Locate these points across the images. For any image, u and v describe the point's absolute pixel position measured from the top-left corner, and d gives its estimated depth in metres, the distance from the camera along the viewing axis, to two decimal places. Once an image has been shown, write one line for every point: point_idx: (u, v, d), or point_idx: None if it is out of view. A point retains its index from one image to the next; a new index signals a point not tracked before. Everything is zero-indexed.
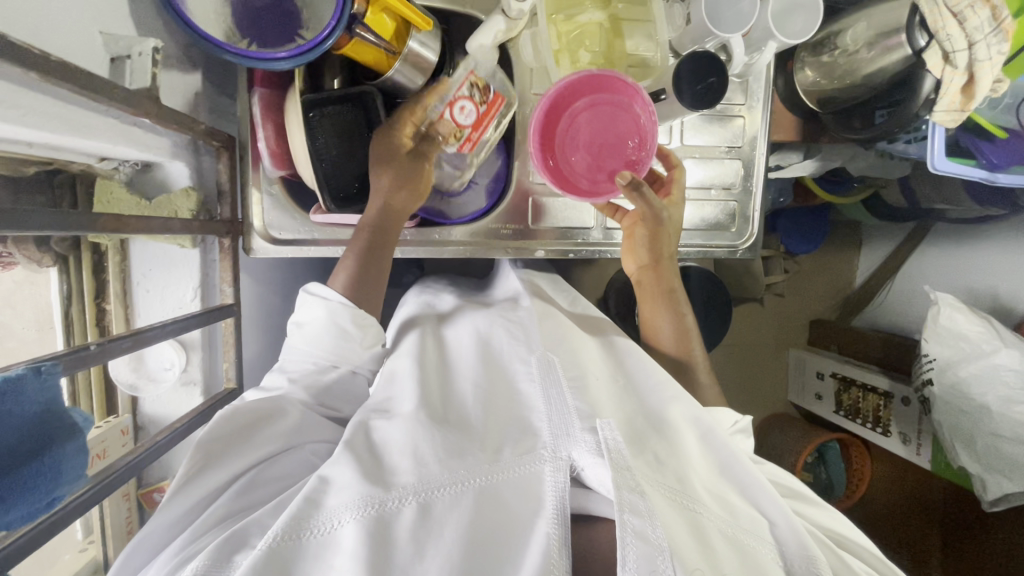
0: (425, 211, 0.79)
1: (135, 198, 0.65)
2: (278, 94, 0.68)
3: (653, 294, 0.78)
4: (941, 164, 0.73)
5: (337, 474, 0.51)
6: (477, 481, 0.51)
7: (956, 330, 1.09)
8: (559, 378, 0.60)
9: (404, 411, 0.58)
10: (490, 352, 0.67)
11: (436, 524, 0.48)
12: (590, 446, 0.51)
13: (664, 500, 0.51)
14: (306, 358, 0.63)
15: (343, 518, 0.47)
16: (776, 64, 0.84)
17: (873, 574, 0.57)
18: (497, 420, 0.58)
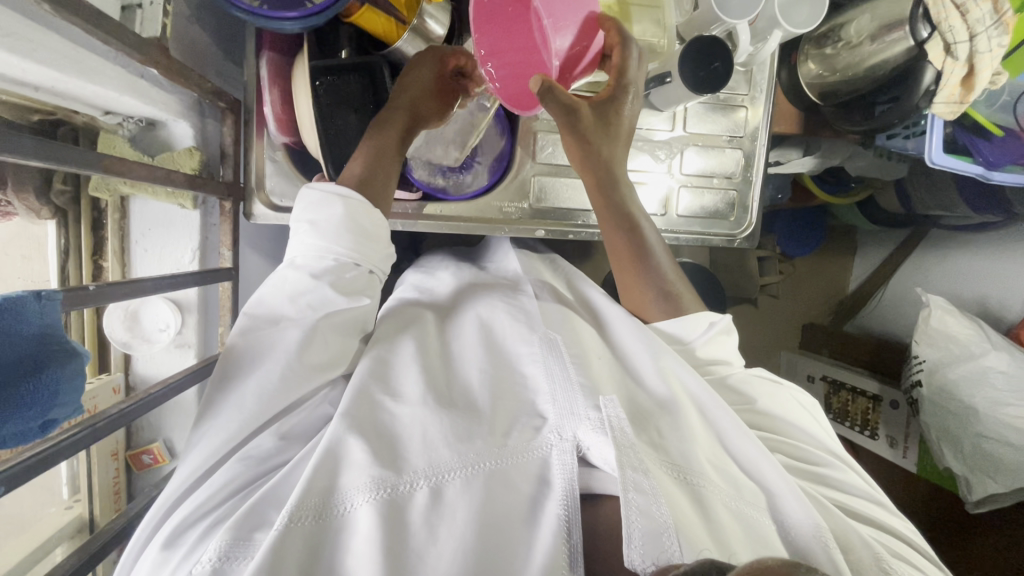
0: (426, 186, 0.78)
1: (137, 155, 0.65)
2: (286, 60, 0.68)
3: (614, 233, 0.70)
4: (939, 159, 0.74)
5: (347, 452, 0.49)
6: (486, 464, 0.50)
7: (948, 333, 1.12)
8: (564, 357, 0.59)
9: (411, 389, 0.56)
10: (493, 330, 0.66)
11: (448, 509, 0.48)
12: (595, 424, 0.51)
13: (668, 478, 0.52)
14: (324, 253, 0.56)
15: (356, 501, 0.47)
16: (780, 56, 0.85)
17: (882, 539, 0.60)
18: (505, 401, 0.57)
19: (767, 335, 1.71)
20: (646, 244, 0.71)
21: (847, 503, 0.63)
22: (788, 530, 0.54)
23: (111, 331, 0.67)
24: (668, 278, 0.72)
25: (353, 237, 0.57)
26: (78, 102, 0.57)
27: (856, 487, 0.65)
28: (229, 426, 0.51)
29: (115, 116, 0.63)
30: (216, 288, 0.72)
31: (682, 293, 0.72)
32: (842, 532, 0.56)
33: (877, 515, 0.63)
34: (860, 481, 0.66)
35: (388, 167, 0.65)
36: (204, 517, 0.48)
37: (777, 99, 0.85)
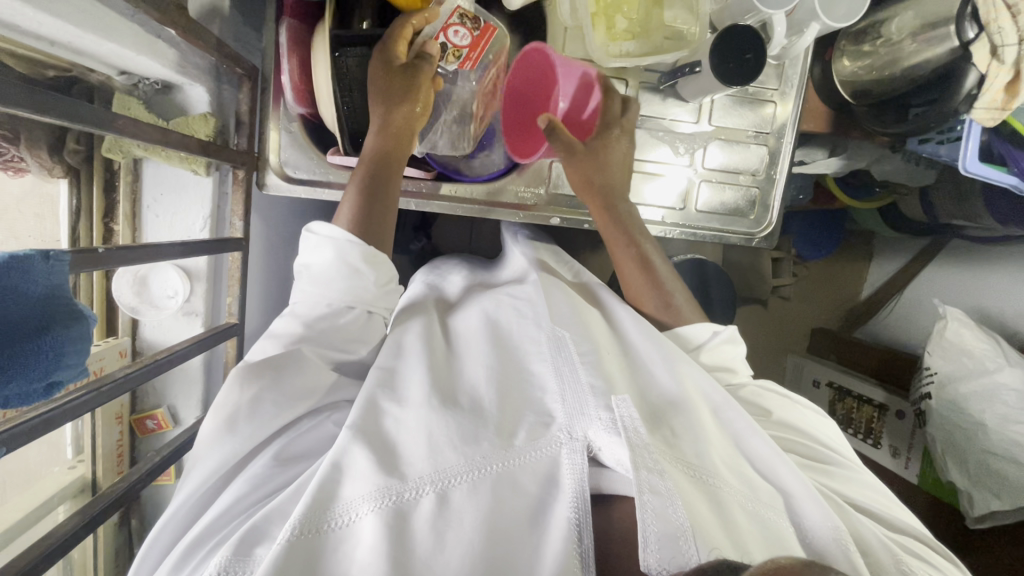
0: (442, 166, 0.79)
1: (152, 118, 0.64)
2: (306, 27, 0.66)
3: (618, 247, 0.74)
4: (972, 167, 0.70)
5: (351, 461, 0.49)
6: (493, 468, 0.49)
7: (961, 347, 1.10)
8: (570, 355, 0.58)
9: (415, 395, 0.55)
10: (500, 326, 0.64)
11: (456, 514, 0.47)
12: (607, 424, 0.50)
13: (683, 477, 0.51)
14: (318, 300, 0.57)
15: (361, 511, 0.46)
16: (813, 52, 0.82)
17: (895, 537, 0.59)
18: (511, 403, 0.55)
19: (775, 338, 1.69)
20: (649, 258, 0.74)
21: (870, 504, 0.61)
22: (806, 531, 0.54)
23: (119, 295, 0.67)
24: (669, 290, 0.74)
25: (345, 281, 0.56)
26: (94, 60, 0.56)
27: (877, 490, 0.63)
28: (220, 449, 0.51)
29: (131, 77, 0.62)
30: (226, 258, 0.71)
31: (679, 299, 0.74)
32: (861, 535, 0.55)
33: (903, 519, 0.60)
34: (879, 483, 0.65)
35: (382, 187, 0.62)
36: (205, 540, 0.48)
37: (807, 96, 0.83)
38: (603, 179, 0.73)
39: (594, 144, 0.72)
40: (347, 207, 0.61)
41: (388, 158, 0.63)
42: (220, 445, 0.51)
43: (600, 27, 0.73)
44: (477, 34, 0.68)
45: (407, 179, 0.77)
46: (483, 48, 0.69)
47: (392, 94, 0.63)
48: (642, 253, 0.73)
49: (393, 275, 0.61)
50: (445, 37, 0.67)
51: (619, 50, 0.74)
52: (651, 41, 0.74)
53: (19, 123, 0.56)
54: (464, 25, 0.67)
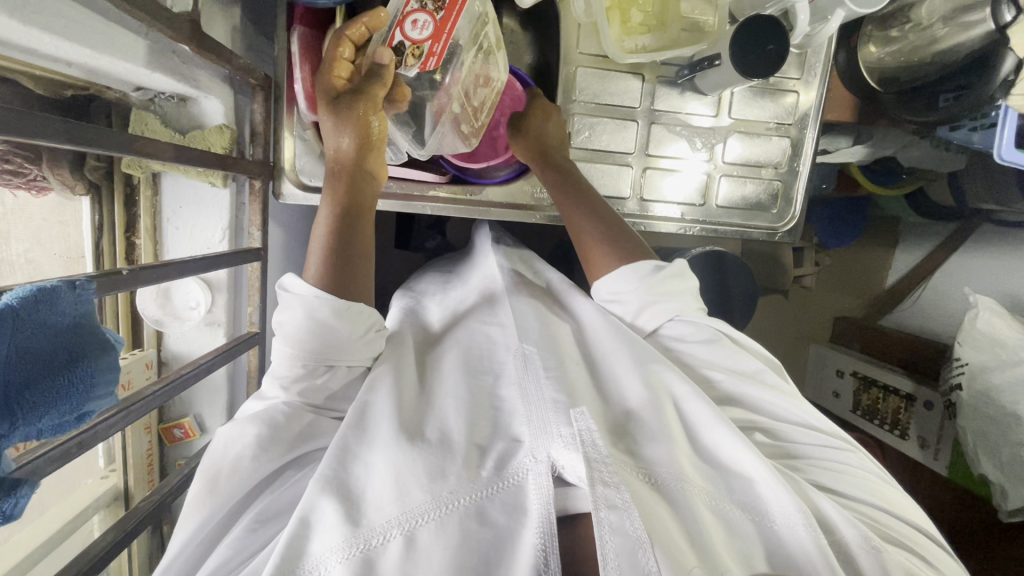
0: (456, 169, 0.80)
1: (169, 132, 0.64)
2: (318, 34, 0.66)
3: (565, 197, 0.72)
4: (1008, 154, 0.67)
5: (319, 516, 0.49)
6: (460, 503, 0.49)
7: (994, 337, 1.08)
8: (537, 372, 0.59)
9: (381, 431, 0.55)
10: (472, 354, 0.66)
11: (423, 555, 0.47)
12: (568, 440, 0.50)
13: (642, 485, 0.51)
14: (294, 360, 0.57)
15: (330, 563, 0.46)
16: (838, 38, 0.79)
17: (899, 528, 0.56)
18: (478, 433, 0.56)
19: (796, 328, 1.67)
20: (597, 207, 0.71)
21: (852, 501, 0.58)
22: (773, 518, 0.52)
23: (143, 308, 0.67)
24: (614, 231, 0.70)
25: (317, 340, 0.56)
26: (111, 77, 0.56)
27: (867, 484, 0.59)
28: (195, 515, 0.53)
29: (147, 92, 0.62)
30: (246, 268, 0.72)
31: (628, 240, 0.70)
32: (839, 540, 0.53)
33: (897, 523, 0.56)
34: (867, 475, 0.61)
35: (358, 213, 0.62)
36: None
37: (831, 84, 0.80)
38: (551, 142, 0.74)
39: (528, 116, 0.74)
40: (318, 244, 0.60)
41: (356, 180, 0.62)
42: (200, 509, 0.53)
43: (615, 21, 0.72)
44: (440, 19, 0.61)
45: (421, 183, 0.77)
46: (452, 29, 0.62)
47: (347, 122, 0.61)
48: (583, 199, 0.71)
49: (373, 322, 0.60)
50: (402, 29, 0.61)
51: (634, 44, 0.73)
52: (668, 34, 0.73)
53: (40, 144, 0.56)
54: (424, 10, 0.61)
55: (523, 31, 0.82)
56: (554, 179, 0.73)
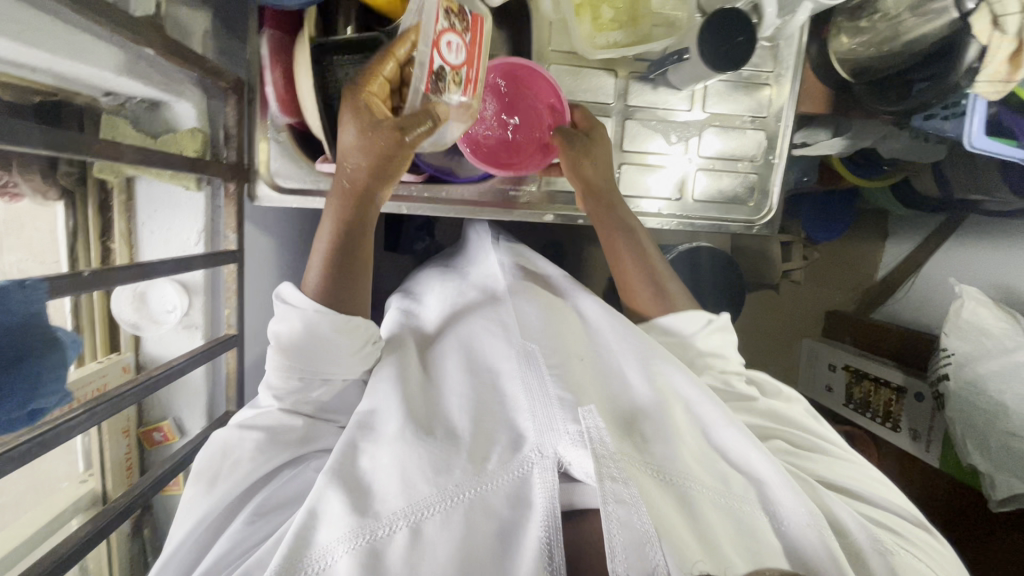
0: (432, 168, 0.78)
1: (141, 136, 0.64)
2: (287, 37, 0.66)
3: (612, 238, 0.76)
4: (980, 143, 0.67)
5: (326, 507, 0.51)
6: (466, 495, 0.52)
7: (979, 326, 1.09)
8: (541, 368, 0.59)
9: (387, 427, 0.57)
10: (475, 349, 0.66)
11: (431, 546, 0.49)
12: (574, 437, 0.52)
13: (650, 481, 0.52)
14: (289, 373, 0.58)
15: (337, 552, 0.49)
16: (809, 30, 0.80)
17: (886, 521, 0.60)
18: (484, 428, 0.57)
19: (788, 322, 1.67)
20: (643, 248, 0.76)
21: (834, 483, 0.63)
22: (780, 517, 0.55)
23: (119, 312, 0.68)
24: (660, 274, 0.76)
25: (315, 355, 0.58)
26: (79, 82, 0.57)
27: (842, 469, 0.65)
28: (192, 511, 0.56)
29: (118, 97, 0.62)
30: (222, 270, 0.72)
31: (675, 287, 0.75)
32: (839, 521, 0.57)
33: (874, 502, 0.62)
34: (841, 461, 0.67)
35: (366, 227, 0.63)
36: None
37: (804, 76, 0.80)
38: (592, 180, 0.75)
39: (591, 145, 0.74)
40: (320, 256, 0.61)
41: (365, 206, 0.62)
42: (199, 506, 0.55)
43: (585, 18, 0.73)
44: (468, 40, 0.58)
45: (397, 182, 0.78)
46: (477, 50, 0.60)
47: (376, 162, 0.60)
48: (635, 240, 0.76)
49: (373, 334, 0.62)
50: (439, 53, 0.55)
51: (606, 41, 0.74)
52: (639, 31, 0.73)
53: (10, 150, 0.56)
54: (453, 32, 0.56)
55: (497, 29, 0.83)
56: (598, 220, 0.76)
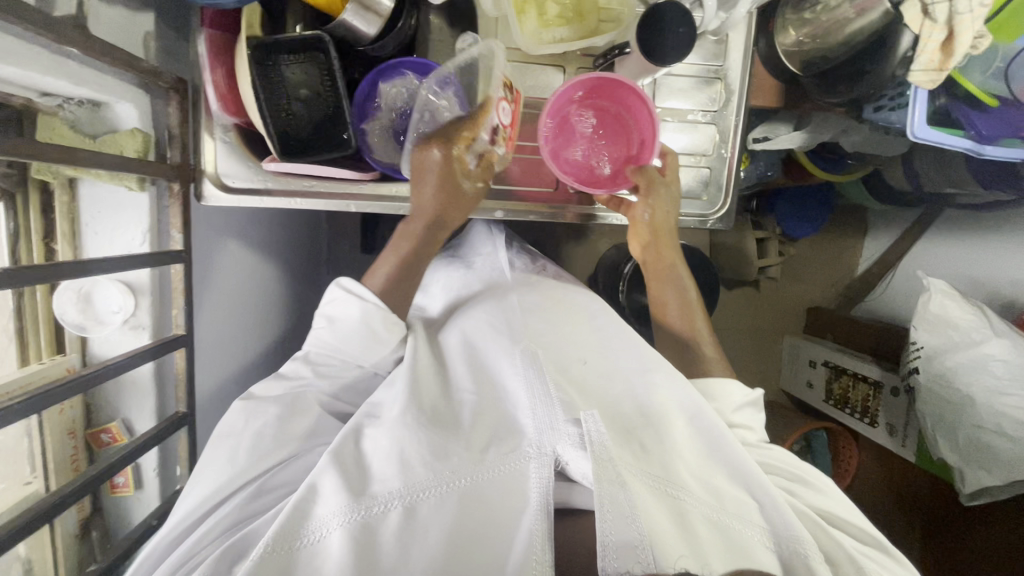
0: (384, 166, 0.79)
1: (80, 138, 0.64)
2: (228, 37, 0.67)
3: (661, 285, 0.82)
4: (923, 132, 0.67)
5: (324, 484, 0.57)
6: (461, 481, 0.57)
7: (946, 319, 1.06)
8: (541, 369, 0.66)
9: (391, 414, 0.63)
10: (481, 350, 0.74)
11: (422, 521, 0.55)
12: (574, 439, 0.58)
13: (644, 487, 0.57)
14: (335, 352, 0.69)
15: (331, 526, 0.54)
16: (759, 23, 0.79)
17: (867, 552, 0.61)
18: (485, 423, 0.64)
19: (770, 318, 1.67)
20: (690, 297, 0.81)
21: (829, 512, 0.64)
22: (780, 536, 0.58)
23: (63, 314, 0.68)
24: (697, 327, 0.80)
25: (361, 342, 0.68)
26: (9, 84, 0.57)
27: (831, 494, 0.65)
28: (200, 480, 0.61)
29: (55, 99, 0.62)
30: (169, 271, 0.71)
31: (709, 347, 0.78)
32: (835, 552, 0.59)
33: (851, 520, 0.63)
34: (834, 487, 0.68)
35: (427, 252, 0.78)
36: (193, 557, 0.57)
37: (754, 70, 0.80)
38: (662, 227, 0.80)
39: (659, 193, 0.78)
40: (382, 273, 0.76)
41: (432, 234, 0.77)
42: (215, 474, 0.61)
43: (530, 15, 0.72)
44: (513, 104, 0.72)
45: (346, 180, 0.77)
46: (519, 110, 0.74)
47: (451, 200, 0.76)
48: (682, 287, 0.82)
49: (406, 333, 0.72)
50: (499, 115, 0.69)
51: (551, 37, 0.73)
52: (585, 27, 0.73)
53: None
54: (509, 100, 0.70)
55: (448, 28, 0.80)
56: (655, 266, 0.83)
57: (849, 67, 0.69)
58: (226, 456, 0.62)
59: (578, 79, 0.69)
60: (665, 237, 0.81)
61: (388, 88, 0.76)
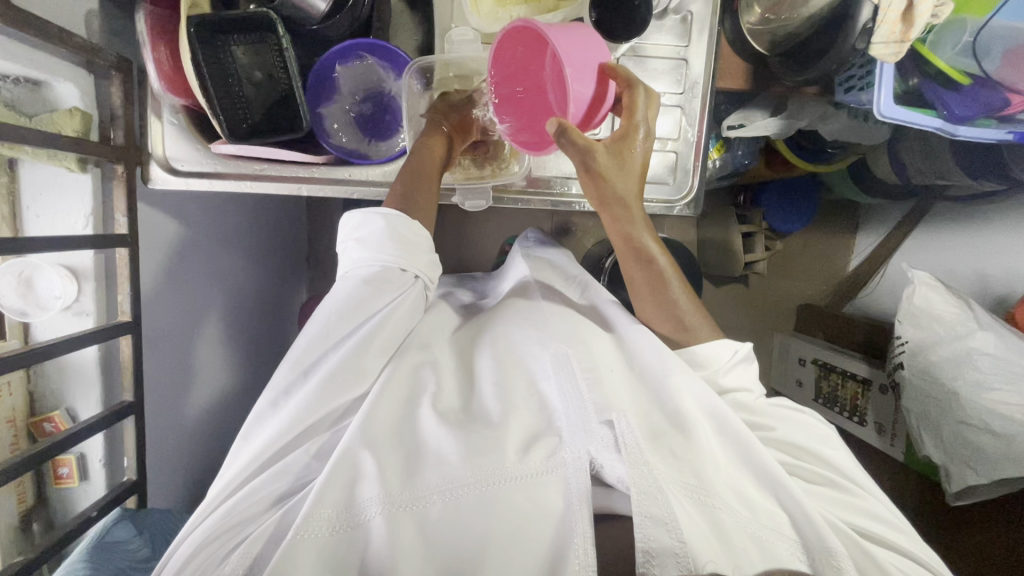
0: (340, 150, 0.77)
1: (13, 115, 0.61)
2: (171, 14, 0.67)
3: (627, 264, 0.69)
4: (889, 110, 0.64)
5: (363, 466, 0.53)
6: (498, 477, 0.54)
7: (931, 311, 1.01)
8: (573, 371, 0.62)
9: (423, 407, 0.60)
10: (510, 344, 0.68)
11: (461, 516, 0.52)
12: (608, 442, 0.56)
13: (685, 499, 0.54)
14: (372, 261, 0.61)
15: (370, 514, 0.51)
16: (724, 4, 0.77)
17: (902, 567, 0.58)
18: (515, 415, 0.59)
19: (760, 316, 1.63)
20: (660, 271, 0.67)
21: (861, 523, 0.60)
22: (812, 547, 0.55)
23: (3, 297, 0.65)
24: (680, 307, 0.68)
25: (396, 245, 0.62)
26: None
27: (866, 502, 0.62)
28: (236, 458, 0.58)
29: None
30: (115, 255, 0.70)
31: (693, 318, 0.68)
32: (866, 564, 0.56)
33: (884, 530, 0.60)
34: (869, 489, 0.64)
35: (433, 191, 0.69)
36: (242, 527, 0.54)
37: (720, 52, 0.78)
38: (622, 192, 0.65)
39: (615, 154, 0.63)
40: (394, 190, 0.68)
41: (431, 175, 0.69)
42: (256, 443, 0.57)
43: None
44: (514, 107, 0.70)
45: (298, 164, 0.75)
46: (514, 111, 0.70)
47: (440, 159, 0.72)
48: (650, 262, 0.67)
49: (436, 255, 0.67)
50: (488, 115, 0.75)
51: (509, 15, 0.71)
52: (542, 5, 0.70)
53: None
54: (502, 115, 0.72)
55: (409, 10, 0.81)
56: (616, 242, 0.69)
57: (814, 46, 0.66)
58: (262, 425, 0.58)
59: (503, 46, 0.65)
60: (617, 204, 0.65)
61: (343, 70, 0.76)
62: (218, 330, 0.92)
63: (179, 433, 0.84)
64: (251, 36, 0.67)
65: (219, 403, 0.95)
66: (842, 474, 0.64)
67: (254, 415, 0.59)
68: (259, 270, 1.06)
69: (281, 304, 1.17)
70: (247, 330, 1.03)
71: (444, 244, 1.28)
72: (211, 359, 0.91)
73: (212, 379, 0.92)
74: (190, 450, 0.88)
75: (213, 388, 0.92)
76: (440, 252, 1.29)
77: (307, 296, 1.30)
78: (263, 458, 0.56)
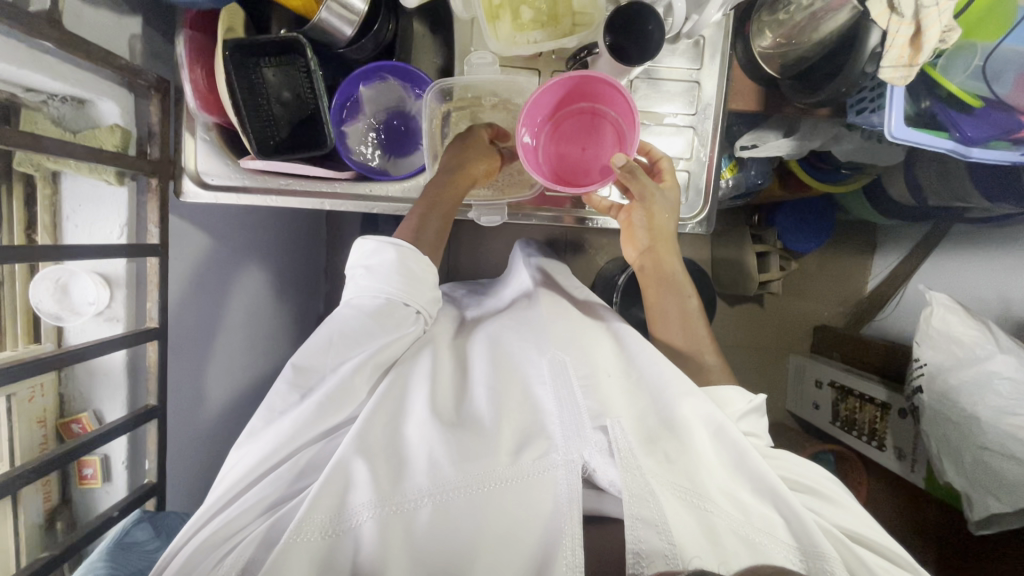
0: (360, 166, 0.80)
1: (59, 132, 0.66)
2: (208, 38, 0.72)
3: (660, 294, 0.77)
4: (900, 132, 0.65)
5: (354, 473, 0.54)
6: (491, 480, 0.54)
7: (949, 334, 0.98)
8: (571, 378, 0.63)
9: (417, 412, 0.61)
10: (503, 350, 0.70)
11: (454, 518, 0.53)
12: (601, 446, 0.56)
13: (676, 501, 0.54)
14: (377, 292, 0.63)
15: (362, 517, 0.52)
16: (736, 28, 0.79)
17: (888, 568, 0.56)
18: (510, 422, 0.60)
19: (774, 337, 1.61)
20: (691, 308, 0.77)
21: (850, 527, 0.59)
22: (802, 551, 0.54)
23: (39, 303, 0.69)
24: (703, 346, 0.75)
25: (403, 279, 0.64)
26: None
27: (854, 511, 0.61)
28: (238, 460, 0.60)
29: (40, 95, 0.64)
30: (146, 264, 0.73)
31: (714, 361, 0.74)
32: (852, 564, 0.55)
33: (872, 534, 0.59)
34: (863, 510, 0.63)
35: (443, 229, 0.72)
36: (237, 534, 0.55)
37: (732, 74, 0.80)
38: (662, 234, 0.77)
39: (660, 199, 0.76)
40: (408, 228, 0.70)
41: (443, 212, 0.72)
42: (254, 451, 0.58)
43: (505, 18, 0.73)
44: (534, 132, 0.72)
45: (322, 179, 0.78)
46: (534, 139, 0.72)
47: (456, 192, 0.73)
48: (684, 298, 0.77)
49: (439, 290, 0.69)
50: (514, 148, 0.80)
51: (526, 40, 0.74)
52: (558, 30, 0.73)
53: None
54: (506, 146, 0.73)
55: (430, 34, 0.85)
56: (651, 275, 0.78)
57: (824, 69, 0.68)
58: (257, 437, 0.60)
59: (553, 86, 0.68)
60: (663, 243, 0.77)
61: (366, 91, 0.79)
62: (239, 338, 0.95)
63: (194, 437, 0.86)
64: (275, 62, 0.72)
65: (233, 410, 0.96)
66: (819, 481, 0.64)
67: (247, 429, 0.61)
68: (279, 281, 1.09)
69: (299, 315, 1.20)
70: (265, 340, 1.05)
71: (459, 259, 1.31)
72: (229, 367, 0.93)
73: (230, 386, 0.94)
74: (205, 457, 0.90)
75: (229, 395, 0.94)
76: (455, 267, 1.31)
77: (324, 309, 1.33)
78: (259, 467, 0.58)
